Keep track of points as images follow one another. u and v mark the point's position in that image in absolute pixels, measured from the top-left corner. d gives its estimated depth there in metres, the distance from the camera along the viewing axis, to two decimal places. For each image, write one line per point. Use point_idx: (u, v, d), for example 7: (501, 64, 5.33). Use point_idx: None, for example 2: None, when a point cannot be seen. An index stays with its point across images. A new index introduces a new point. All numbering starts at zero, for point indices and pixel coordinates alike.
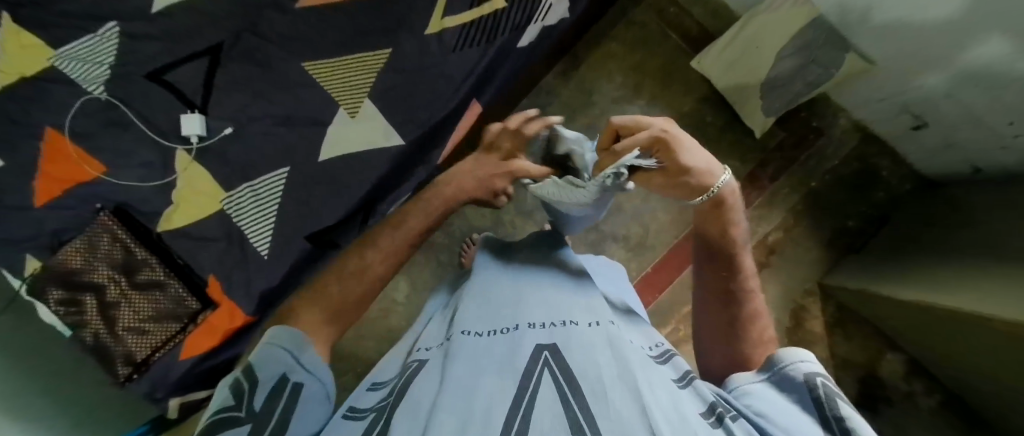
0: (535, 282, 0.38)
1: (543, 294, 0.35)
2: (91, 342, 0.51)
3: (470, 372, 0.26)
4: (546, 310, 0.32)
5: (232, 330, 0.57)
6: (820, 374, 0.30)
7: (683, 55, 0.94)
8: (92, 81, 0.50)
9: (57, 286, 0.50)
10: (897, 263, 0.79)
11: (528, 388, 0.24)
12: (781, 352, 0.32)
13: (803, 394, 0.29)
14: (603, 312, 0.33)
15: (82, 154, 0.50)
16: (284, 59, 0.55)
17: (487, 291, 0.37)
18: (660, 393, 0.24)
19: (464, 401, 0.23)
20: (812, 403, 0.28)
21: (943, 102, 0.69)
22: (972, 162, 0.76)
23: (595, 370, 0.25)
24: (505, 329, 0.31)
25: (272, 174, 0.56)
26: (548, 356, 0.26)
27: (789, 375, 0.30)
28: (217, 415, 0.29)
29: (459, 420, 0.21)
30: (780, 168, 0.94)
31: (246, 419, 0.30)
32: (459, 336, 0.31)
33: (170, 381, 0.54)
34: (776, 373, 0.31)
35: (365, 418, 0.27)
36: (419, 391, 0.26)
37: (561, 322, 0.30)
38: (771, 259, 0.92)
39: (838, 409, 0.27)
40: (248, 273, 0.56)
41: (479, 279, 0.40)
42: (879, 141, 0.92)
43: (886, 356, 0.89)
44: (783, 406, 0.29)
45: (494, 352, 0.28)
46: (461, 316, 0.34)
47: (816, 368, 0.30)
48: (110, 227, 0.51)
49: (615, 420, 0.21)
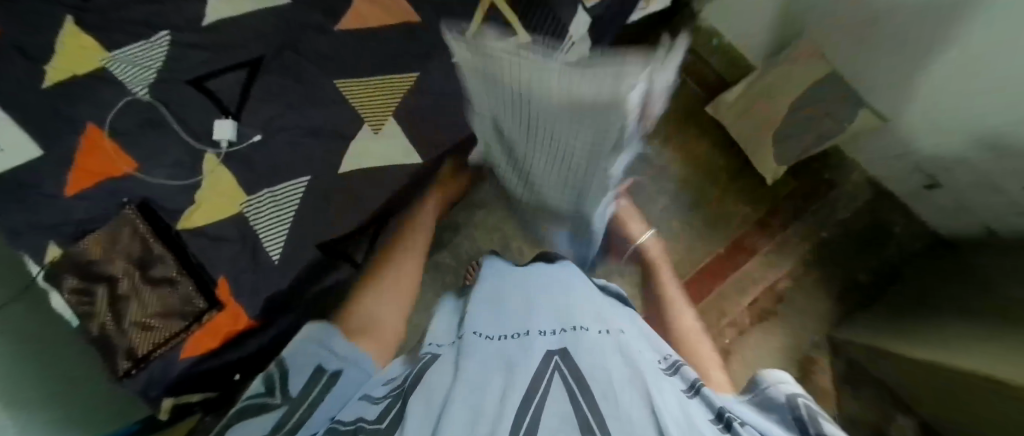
0: (549, 292, 0.37)
1: (553, 301, 0.35)
2: (96, 333, 0.52)
3: (480, 368, 0.26)
4: (557, 318, 0.32)
5: (233, 333, 0.56)
6: (800, 396, 0.27)
7: (697, 101, 0.97)
8: (138, 82, 0.54)
9: (73, 275, 0.51)
10: (911, 319, 0.76)
11: (536, 387, 0.23)
12: (760, 373, 0.30)
13: (784, 414, 0.26)
14: (613, 323, 0.32)
15: (116, 150, 0.53)
16: (318, 75, 0.58)
17: (501, 299, 0.37)
18: (671, 400, 0.23)
19: (474, 395, 0.23)
20: (791, 420, 0.25)
21: (955, 163, 0.70)
22: (986, 223, 0.76)
23: (604, 373, 0.24)
24: (515, 334, 0.31)
25: (291, 182, 0.58)
26: (558, 361, 0.26)
27: (771, 393, 0.28)
28: (254, 402, 0.32)
29: (468, 416, 0.21)
30: (791, 216, 0.94)
31: (282, 404, 0.32)
32: (469, 336, 0.31)
33: (166, 379, 0.54)
34: (757, 393, 0.30)
35: (377, 403, 0.27)
36: (429, 384, 0.26)
37: (571, 329, 0.30)
38: (779, 308, 0.90)
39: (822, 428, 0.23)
40: (257, 277, 0.56)
41: (490, 288, 0.40)
42: (892, 198, 0.92)
43: (897, 419, 0.84)
44: (753, 414, 0.27)
45: (505, 351, 0.28)
46: (472, 320, 0.34)
47: (795, 389, 0.28)
48: (133, 221, 0.53)
49: (625, 418, 0.20)
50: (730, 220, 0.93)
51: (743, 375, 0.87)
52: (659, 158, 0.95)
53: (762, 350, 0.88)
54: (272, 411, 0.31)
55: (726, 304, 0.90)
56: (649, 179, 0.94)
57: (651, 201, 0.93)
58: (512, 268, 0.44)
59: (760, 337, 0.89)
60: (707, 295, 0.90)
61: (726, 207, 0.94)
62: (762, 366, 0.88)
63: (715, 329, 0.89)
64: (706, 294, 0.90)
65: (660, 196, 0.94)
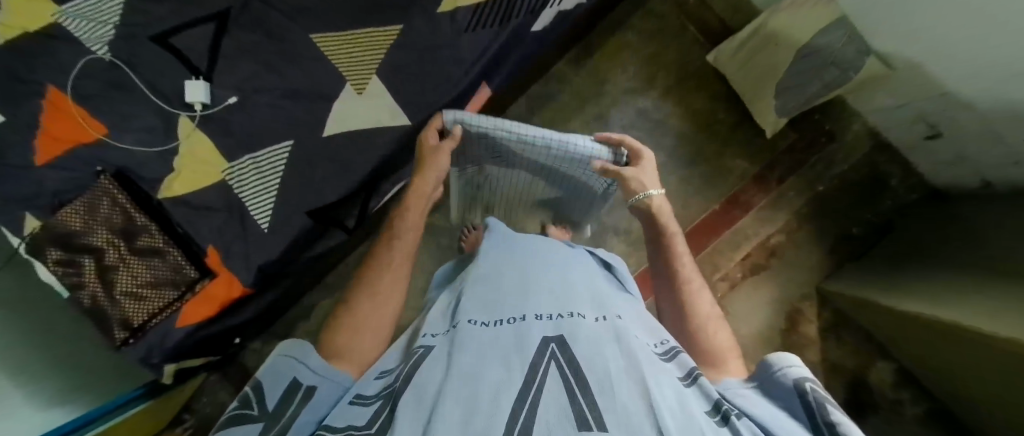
0: (544, 274, 0.37)
1: (550, 285, 0.35)
2: (88, 304, 0.51)
3: (476, 359, 0.26)
4: (553, 302, 0.32)
5: (228, 300, 0.58)
6: (810, 380, 0.27)
7: (698, 50, 0.92)
8: (96, 40, 0.48)
9: (56, 246, 0.49)
10: (899, 271, 0.78)
11: (534, 380, 0.24)
12: (770, 357, 0.29)
13: (793, 400, 0.27)
14: (613, 310, 0.33)
15: (85, 115, 0.49)
16: (293, 30, 0.54)
17: (497, 275, 0.37)
18: (667, 390, 0.24)
19: (468, 388, 0.23)
20: (800, 408, 0.26)
21: (961, 113, 0.68)
22: (983, 175, 0.75)
23: (602, 363, 0.25)
24: (511, 319, 0.31)
25: (274, 147, 0.55)
26: (555, 349, 0.26)
27: (778, 378, 0.28)
28: (230, 415, 0.28)
29: (463, 409, 0.21)
30: (788, 170, 0.93)
31: (259, 419, 0.27)
32: (464, 324, 0.31)
33: (165, 347, 0.55)
34: (764, 378, 0.29)
35: (366, 404, 0.28)
36: (424, 377, 0.26)
37: (568, 316, 0.30)
38: (771, 261, 0.91)
39: (830, 414, 0.25)
40: (248, 246, 0.56)
41: (487, 263, 0.40)
42: (890, 149, 0.91)
43: (877, 363, 0.89)
44: (766, 408, 0.26)
45: (501, 340, 0.28)
46: (466, 304, 0.34)
47: (805, 372, 0.28)
48: (110, 190, 0.50)
49: (623, 414, 0.21)
50: (727, 175, 0.92)
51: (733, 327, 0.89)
52: (657, 112, 0.92)
53: (752, 303, 0.90)
54: (246, 429, 0.27)
55: (720, 259, 0.91)
56: (646, 134, 0.92)
57: None
58: (511, 243, 0.44)
59: (751, 290, 0.91)
60: (702, 251, 0.91)
61: (724, 162, 0.92)
62: (751, 318, 0.90)
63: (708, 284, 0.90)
64: (701, 249, 0.91)
65: (657, 152, 0.91)
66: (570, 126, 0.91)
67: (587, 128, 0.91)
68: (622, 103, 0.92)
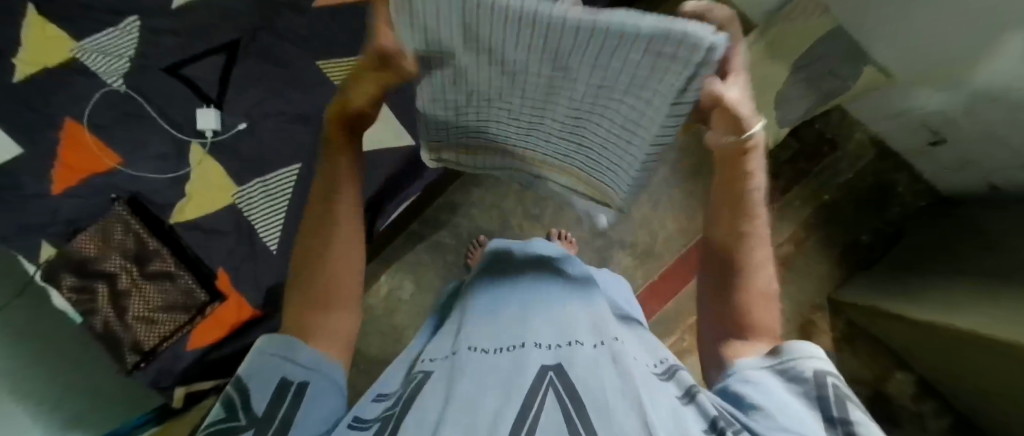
0: (545, 301, 0.37)
1: (550, 312, 0.35)
2: (101, 329, 0.52)
3: (475, 384, 0.26)
4: (555, 329, 0.33)
5: (239, 323, 0.56)
6: (831, 374, 0.25)
7: None
8: (112, 73, 0.51)
9: (71, 274, 0.51)
10: (912, 279, 0.77)
11: (531, 404, 0.24)
12: (786, 346, 0.27)
13: (806, 390, 0.25)
14: (611, 332, 0.33)
15: (101, 146, 0.51)
16: (300, 57, 0.56)
17: (496, 305, 0.38)
18: (664, 413, 0.24)
19: (465, 414, 0.23)
20: (815, 401, 0.24)
21: (964, 118, 0.68)
22: (990, 178, 0.75)
23: (599, 386, 0.25)
24: (511, 346, 0.31)
25: (284, 169, 0.56)
26: (553, 376, 0.26)
27: (793, 369, 0.26)
28: (212, 429, 0.24)
29: (461, 433, 0.22)
30: (792, 180, 0.92)
31: (245, 427, 0.24)
32: (462, 350, 0.31)
33: (175, 370, 0.54)
34: (779, 363, 0.27)
35: (363, 426, 0.26)
36: (424, 403, 0.26)
37: (567, 343, 0.30)
38: (780, 272, 0.90)
39: (847, 413, 0.23)
40: (257, 266, 0.56)
41: (487, 292, 0.40)
42: (895, 156, 0.91)
43: (896, 375, 0.86)
44: (781, 400, 0.24)
45: (500, 367, 0.28)
46: (467, 332, 0.34)
47: (827, 366, 0.26)
48: (124, 218, 0.52)
49: (619, 435, 0.21)
50: None
51: None
52: None
53: None
54: None
55: None
56: None
57: None
58: (509, 269, 0.44)
59: None
60: None
61: None
62: None
63: None
64: None
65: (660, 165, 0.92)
66: None
67: None
68: None
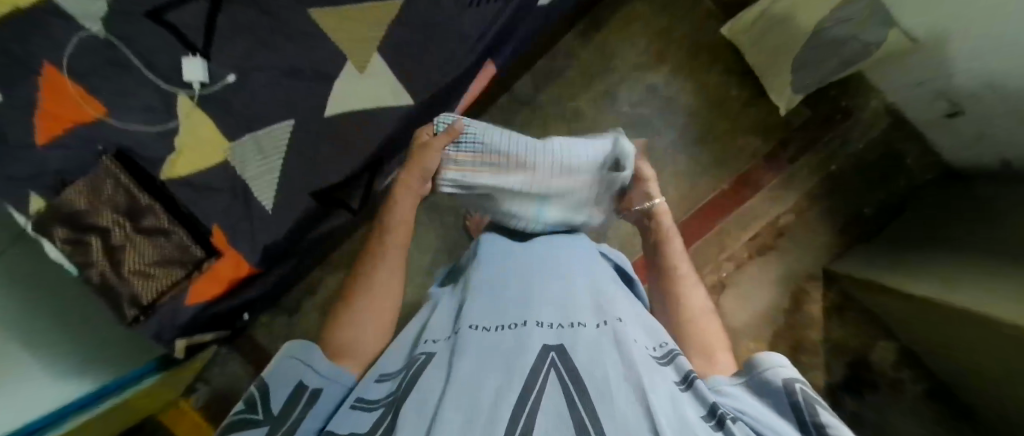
0: (544, 281, 0.37)
1: (551, 293, 0.35)
2: (97, 282, 0.51)
3: (478, 363, 0.26)
4: (557, 310, 0.32)
5: (235, 279, 0.58)
6: (800, 381, 0.29)
7: (711, 22, 0.89)
8: (92, 16, 0.46)
9: (63, 226, 0.49)
10: (909, 253, 0.77)
11: (533, 385, 0.24)
12: (757, 358, 0.32)
13: (781, 399, 0.29)
14: (613, 312, 0.33)
15: (83, 94, 0.48)
16: (289, 6, 0.52)
17: (496, 283, 0.37)
18: (665, 398, 0.24)
19: (468, 394, 0.23)
20: (789, 407, 0.28)
21: (985, 90, 0.65)
22: (1003, 155, 0.73)
23: (602, 370, 0.25)
24: (513, 324, 0.31)
25: (276, 125, 0.55)
26: (555, 357, 0.26)
27: (767, 378, 0.30)
28: (235, 418, 0.30)
29: (463, 416, 0.22)
30: (800, 149, 0.90)
31: (263, 422, 0.30)
32: (463, 328, 0.31)
33: (175, 322, 0.56)
34: (754, 376, 0.31)
35: (370, 411, 0.29)
36: (426, 384, 0.26)
37: (570, 325, 0.30)
38: (779, 242, 0.91)
39: (818, 415, 0.27)
40: (253, 225, 0.56)
41: (487, 270, 0.40)
42: (908, 127, 0.89)
43: (881, 344, 0.89)
44: (756, 410, 0.29)
45: (502, 346, 0.28)
46: (470, 310, 0.34)
47: (793, 372, 0.30)
48: (114, 171, 0.50)
49: (621, 421, 0.21)
50: (737, 155, 0.90)
51: (737, 307, 0.90)
52: (666, 88, 0.90)
53: (756, 283, 0.90)
54: (252, 431, 0.29)
55: (727, 239, 0.90)
56: (656, 111, 0.90)
57: (656, 135, 0.90)
58: (510, 250, 0.44)
59: (757, 270, 0.90)
60: (707, 231, 0.90)
61: (734, 140, 0.90)
62: (754, 298, 0.90)
63: (713, 264, 0.90)
64: (706, 231, 0.90)
65: (666, 129, 0.90)
66: (576, 104, 0.90)
67: (595, 106, 0.90)
68: (631, 79, 0.90)
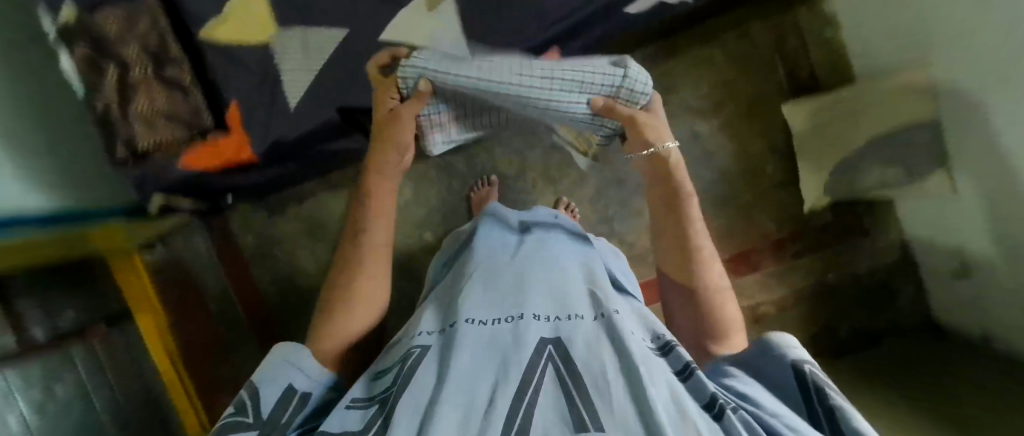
0: (536, 269, 0.38)
1: (548, 283, 0.35)
2: (99, 112, 0.50)
3: (475, 362, 0.27)
4: (553, 301, 0.33)
5: (233, 161, 0.56)
6: (809, 363, 0.28)
7: (778, 95, 0.88)
8: None
9: (87, 44, 0.48)
10: (867, 382, 0.78)
11: (530, 382, 0.24)
12: (770, 339, 0.29)
13: (792, 382, 0.27)
14: (609, 301, 0.33)
15: None
16: None
17: (493, 272, 0.38)
18: (663, 387, 0.23)
19: (464, 392, 0.24)
20: (803, 397, 0.26)
21: (1001, 267, 0.64)
22: (988, 330, 0.73)
23: (599, 365, 0.25)
24: (509, 317, 0.31)
25: (328, 30, 0.54)
26: (553, 352, 0.27)
27: (778, 360, 0.28)
28: (225, 423, 0.28)
29: (462, 418, 0.22)
30: (807, 248, 0.91)
31: (253, 427, 0.28)
32: (459, 323, 0.31)
33: (162, 179, 0.55)
34: (764, 357, 0.29)
35: (360, 410, 0.28)
36: (421, 379, 0.26)
37: (567, 317, 0.31)
38: (752, 327, 0.91)
39: (830, 398, 0.25)
40: (270, 116, 0.55)
41: (487, 260, 0.41)
42: (914, 267, 0.90)
43: None
44: (774, 403, 0.26)
45: (497, 341, 0.29)
46: (465, 301, 0.34)
47: (806, 356, 0.28)
48: (155, 12, 0.49)
49: (618, 419, 0.21)
50: (749, 231, 0.90)
51: None
52: (710, 141, 0.88)
53: None
54: None
55: None
56: (691, 159, 0.88)
57: None
58: (516, 239, 0.45)
59: None
60: None
61: (751, 216, 0.90)
62: None
63: None
64: None
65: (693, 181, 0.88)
66: None
67: None
68: (679, 119, 0.88)
